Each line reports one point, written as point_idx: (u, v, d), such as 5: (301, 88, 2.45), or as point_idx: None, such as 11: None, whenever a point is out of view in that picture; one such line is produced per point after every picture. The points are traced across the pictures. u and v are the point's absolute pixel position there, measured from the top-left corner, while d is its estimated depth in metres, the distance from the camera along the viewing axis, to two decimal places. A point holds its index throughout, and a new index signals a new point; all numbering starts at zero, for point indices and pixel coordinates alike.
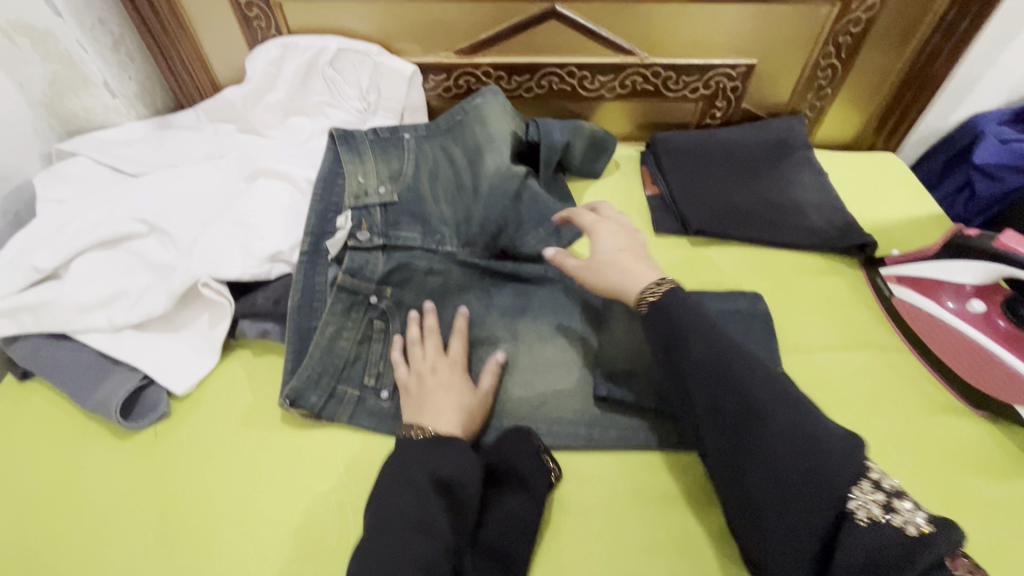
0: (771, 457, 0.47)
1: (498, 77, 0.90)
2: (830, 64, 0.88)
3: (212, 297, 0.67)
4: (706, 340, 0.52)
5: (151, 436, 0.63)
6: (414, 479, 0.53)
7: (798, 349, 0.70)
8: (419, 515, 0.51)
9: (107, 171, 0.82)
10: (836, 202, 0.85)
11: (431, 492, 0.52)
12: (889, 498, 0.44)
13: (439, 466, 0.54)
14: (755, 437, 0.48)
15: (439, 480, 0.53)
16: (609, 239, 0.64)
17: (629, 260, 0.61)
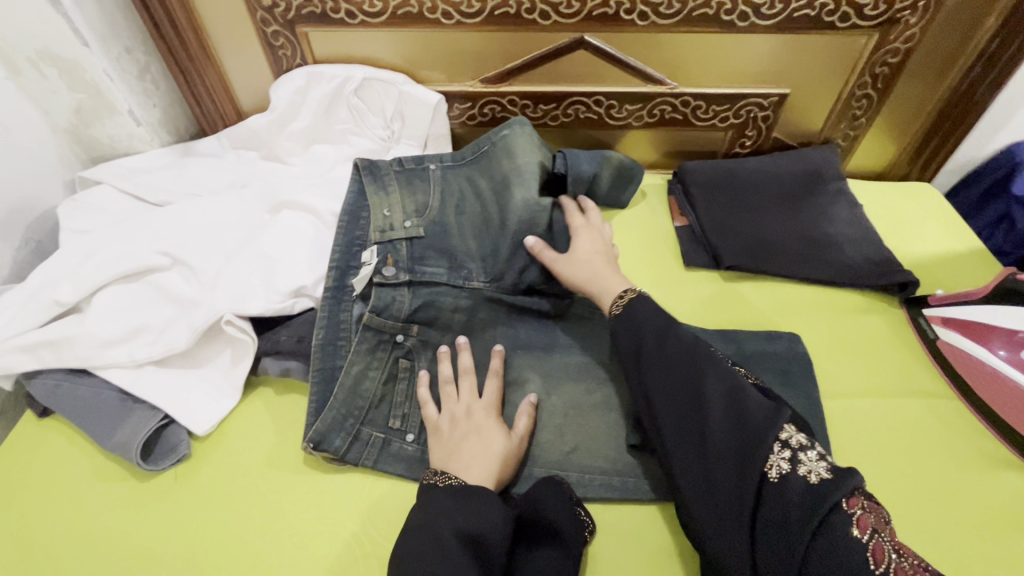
0: (699, 429, 0.50)
1: (524, 105, 0.89)
2: (866, 94, 0.85)
3: (235, 333, 0.66)
4: (655, 331, 0.58)
5: (171, 478, 0.62)
6: (440, 535, 0.51)
7: (841, 394, 0.67)
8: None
9: (130, 200, 0.82)
10: (872, 236, 0.82)
11: (459, 551, 0.50)
12: (796, 452, 0.47)
13: (469, 520, 0.52)
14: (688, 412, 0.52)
15: (469, 535, 0.51)
16: (587, 242, 0.71)
17: (601, 264, 0.69)
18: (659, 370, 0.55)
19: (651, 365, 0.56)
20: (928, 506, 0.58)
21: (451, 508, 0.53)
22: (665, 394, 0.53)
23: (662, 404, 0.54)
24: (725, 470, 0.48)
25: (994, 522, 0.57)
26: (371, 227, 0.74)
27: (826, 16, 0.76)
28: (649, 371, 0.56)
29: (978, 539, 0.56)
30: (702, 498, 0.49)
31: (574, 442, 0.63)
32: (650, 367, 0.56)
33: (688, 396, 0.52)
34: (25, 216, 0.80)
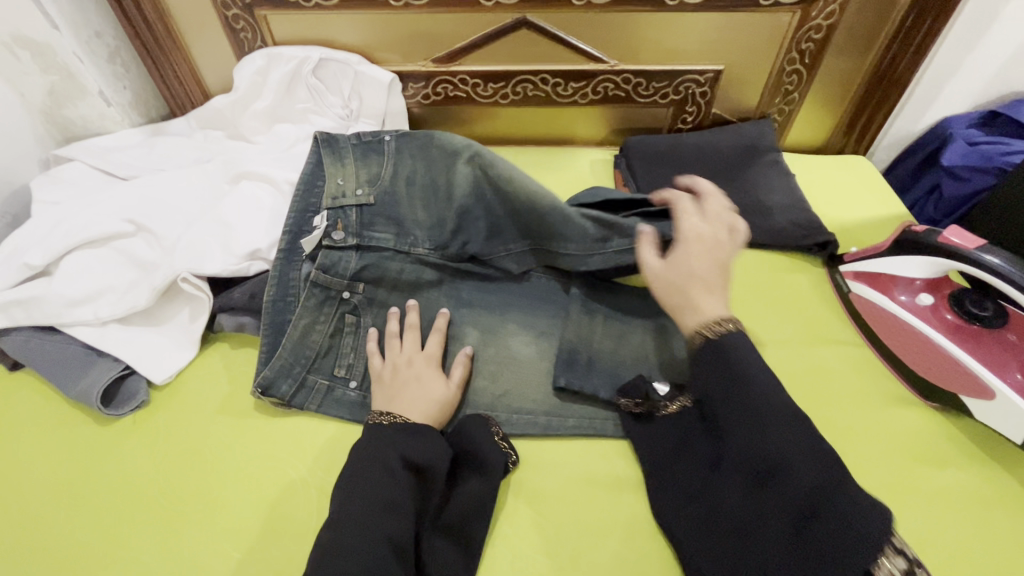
0: (731, 456, 0.52)
1: (475, 84, 0.95)
2: (795, 69, 0.91)
3: (192, 291, 0.71)
4: (750, 381, 0.50)
5: (129, 423, 0.66)
6: (386, 459, 0.55)
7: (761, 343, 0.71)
8: (385, 496, 0.52)
9: (100, 175, 0.86)
10: (801, 202, 0.87)
11: (401, 472, 0.54)
12: (912, 565, 0.42)
13: (410, 449, 0.56)
14: (734, 440, 0.51)
15: (408, 461, 0.56)
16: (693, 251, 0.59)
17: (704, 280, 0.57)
18: (706, 396, 0.55)
19: (692, 391, 0.56)
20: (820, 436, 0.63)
21: (392, 438, 0.57)
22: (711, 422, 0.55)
23: (707, 428, 0.56)
24: (746, 495, 0.50)
25: (890, 453, 0.61)
26: (324, 196, 0.77)
27: None
28: (694, 400, 0.56)
29: (869, 468, 0.60)
30: (726, 515, 0.52)
31: (505, 386, 0.68)
32: (699, 396, 0.55)
33: (741, 430, 0.50)
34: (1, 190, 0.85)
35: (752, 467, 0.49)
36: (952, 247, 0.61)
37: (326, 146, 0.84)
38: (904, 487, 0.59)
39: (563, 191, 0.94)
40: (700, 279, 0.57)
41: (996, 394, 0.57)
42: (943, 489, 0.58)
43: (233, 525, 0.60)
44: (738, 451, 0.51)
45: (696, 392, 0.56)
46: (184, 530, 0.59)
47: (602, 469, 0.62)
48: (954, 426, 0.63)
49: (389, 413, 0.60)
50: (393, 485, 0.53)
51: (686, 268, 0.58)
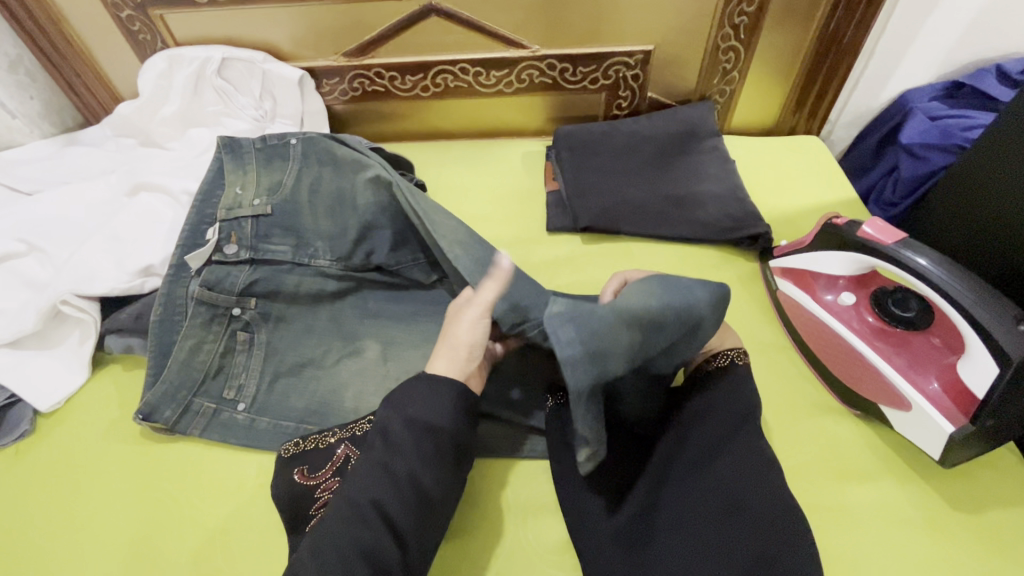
0: (726, 469, 0.51)
1: (391, 77, 0.90)
2: (731, 47, 0.85)
3: (75, 313, 0.69)
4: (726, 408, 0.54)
5: (13, 453, 0.64)
6: (392, 429, 0.50)
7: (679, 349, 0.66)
8: (388, 479, 0.48)
9: (4, 190, 0.83)
10: (737, 191, 0.80)
11: (406, 441, 0.50)
12: None
13: (415, 408, 0.51)
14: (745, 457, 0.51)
15: (416, 425, 0.50)
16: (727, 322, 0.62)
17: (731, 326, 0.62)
18: (736, 410, 0.54)
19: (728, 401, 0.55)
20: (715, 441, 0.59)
21: (414, 396, 0.52)
22: (727, 434, 0.53)
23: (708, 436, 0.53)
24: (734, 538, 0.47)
25: (807, 468, 0.56)
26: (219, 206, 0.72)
27: None
28: (720, 409, 0.54)
29: None
30: (686, 511, 0.50)
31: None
32: (725, 415, 0.54)
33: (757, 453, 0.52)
34: None
35: (745, 480, 0.50)
36: (869, 241, 0.56)
37: (230, 148, 0.77)
38: (820, 509, 0.54)
39: (488, 188, 0.89)
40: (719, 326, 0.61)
41: (912, 406, 0.53)
42: (858, 508, 0.53)
43: (100, 563, 0.56)
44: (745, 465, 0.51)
45: (727, 407, 0.54)
46: (56, 564, 0.57)
47: (494, 492, 0.58)
48: (879, 438, 0.58)
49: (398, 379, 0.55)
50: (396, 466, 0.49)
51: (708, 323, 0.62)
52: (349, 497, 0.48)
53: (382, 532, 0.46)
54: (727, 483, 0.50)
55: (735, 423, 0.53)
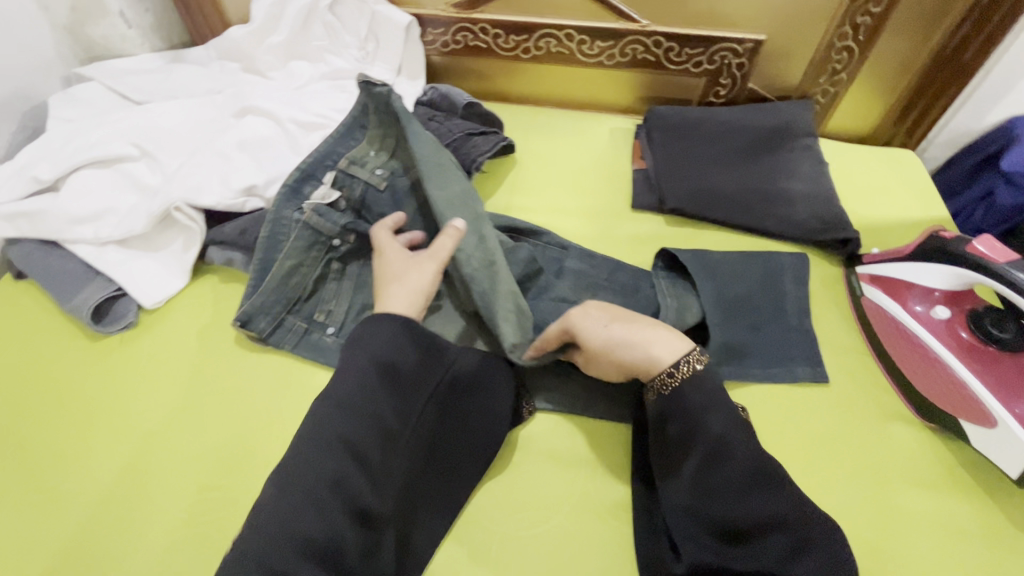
0: (703, 492, 0.48)
1: (496, 34, 0.90)
2: (846, 47, 0.83)
3: (184, 221, 0.72)
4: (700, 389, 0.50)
5: (117, 342, 0.69)
6: (356, 364, 0.54)
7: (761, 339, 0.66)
8: (358, 414, 0.52)
9: (115, 97, 0.87)
10: (829, 194, 0.80)
11: (370, 377, 0.53)
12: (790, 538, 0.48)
13: (376, 348, 0.55)
14: (711, 471, 0.48)
15: (381, 364, 0.54)
16: (590, 325, 0.55)
17: (623, 329, 0.54)
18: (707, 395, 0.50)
19: (681, 417, 0.50)
20: (777, 440, 0.59)
21: (383, 338, 0.56)
22: (693, 454, 0.49)
23: (676, 462, 0.50)
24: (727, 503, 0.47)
25: (873, 471, 0.58)
26: (347, 152, 0.73)
27: None
28: (673, 429, 0.50)
29: (838, 487, 0.57)
30: (683, 548, 0.49)
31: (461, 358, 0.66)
32: (692, 437, 0.49)
33: (729, 467, 0.48)
34: (20, 103, 0.86)
35: (726, 498, 0.47)
36: (982, 259, 0.56)
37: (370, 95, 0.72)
38: (878, 510, 0.55)
39: (574, 159, 0.90)
40: (619, 342, 0.53)
41: (998, 422, 0.54)
42: (920, 514, 0.55)
43: (196, 453, 0.61)
44: (720, 482, 0.48)
45: (687, 420, 0.49)
46: (151, 455, 0.61)
47: (566, 447, 0.60)
48: (949, 452, 0.59)
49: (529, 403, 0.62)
50: (361, 396, 0.52)
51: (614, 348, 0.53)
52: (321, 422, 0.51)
53: (345, 451, 0.50)
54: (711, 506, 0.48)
55: (708, 394, 0.50)
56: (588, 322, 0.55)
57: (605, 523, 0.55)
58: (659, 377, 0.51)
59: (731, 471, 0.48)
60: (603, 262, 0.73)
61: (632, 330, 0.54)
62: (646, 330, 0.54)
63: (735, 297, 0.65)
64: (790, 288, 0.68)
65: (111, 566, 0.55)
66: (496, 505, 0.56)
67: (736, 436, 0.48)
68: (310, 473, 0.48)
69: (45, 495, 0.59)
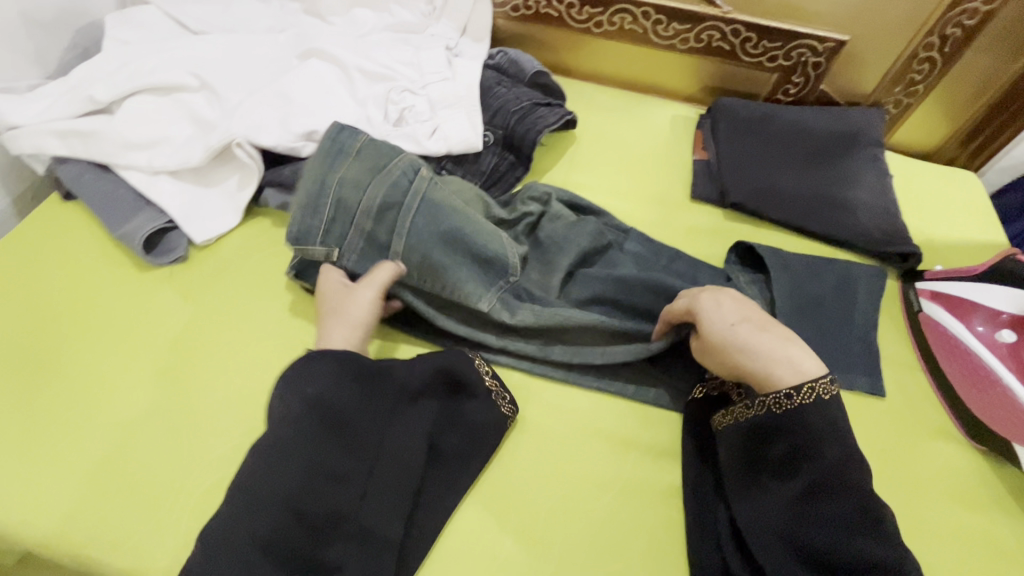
0: (804, 517, 0.48)
1: (570, 4, 0.88)
2: (929, 58, 0.81)
3: (244, 159, 0.70)
4: (824, 417, 0.48)
5: (166, 275, 0.67)
6: (333, 355, 0.54)
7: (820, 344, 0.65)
8: (328, 391, 0.52)
9: (172, 24, 0.84)
10: (891, 206, 0.78)
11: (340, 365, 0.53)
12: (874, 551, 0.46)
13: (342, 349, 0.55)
14: (815, 495, 0.48)
15: (348, 358, 0.54)
16: (718, 311, 0.55)
17: (749, 331, 0.53)
18: (827, 422, 0.48)
19: (792, 436, 0.49)
20: None
21: (317, 377, 0.52)
22: (798, 475, 0.49)
23: (774, 479, 0.50)
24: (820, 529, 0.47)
25: (918, 484, 0.58)
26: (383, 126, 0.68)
27: None
28: (780, 445, 0.50)
29: (882, 495, 0.57)
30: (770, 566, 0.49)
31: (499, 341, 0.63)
32: (800, 457, 0.49)
33: (834, 494, 0.47)
34: (75, 19, 0.83)
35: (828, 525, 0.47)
36: None
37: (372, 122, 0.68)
38: (922, 523, 0.56)
39: (634, 142, 0.88)
40: (744, 339, 0.53)
41: None
42: (963, 532, 0.56)
43: (241, 396, 0.60)
44: (823, 509, 0.47)
45: (799, 439, 0.49)
46: (200, 392, 0.60)
47: (617, 429, 0.59)
48: (994, 475, 0.59)
49: (509, 403, 0.58)
50: (331, 376, 0.53)
51: (736, 345, 0.53)
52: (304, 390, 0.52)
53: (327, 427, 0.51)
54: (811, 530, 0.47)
55: (826, 421, 0.48)
56: (717, 314, 0.55)
57: (652, 508, 0.55)
58: (775, 395, 0.50)
59: (837, 500, 0.47)
60: (663, 250, 0.72)
61: (761, 343, 0.52)
62: (783, 346, 0.51)
63: (795, 298, 0.65)
64: (850, 296, 0.67)
65: (159, 497, 0.54)
66: (537, 465, 0.57)
67: (852, 470, 0.47)
68: (292, 447, 0.50)
69: (90, 419, 0.57)
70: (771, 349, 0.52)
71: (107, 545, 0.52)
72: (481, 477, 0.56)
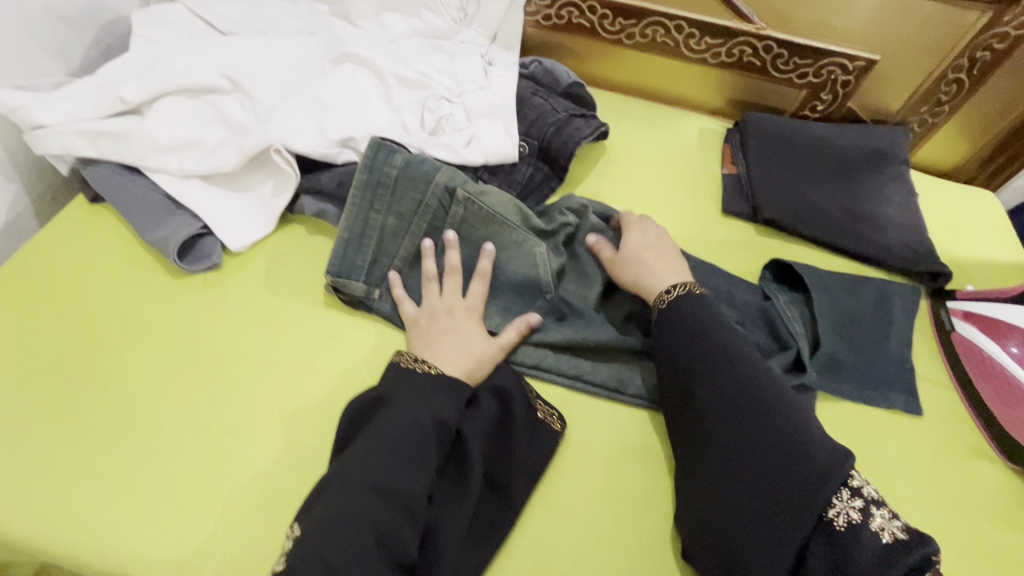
0: (744, 456, 0.50)
1: (603, 15, 0.88)
2: (957, 79, 0.82)
3: (281, 165, 0.68)
4: (714, 343, 0.55)
5: (200, 283, 0.66)
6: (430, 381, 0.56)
7: (858, 361, 0.65)
8: (431, 407, 0.54)
9: (199, 24, 0.82)
10: (919, 224, 0.79)
11: (445, 389, 0.56)
12: (866, 505, 0.46)
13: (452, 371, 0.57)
14: (746, 419, 0.51)
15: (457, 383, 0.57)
16: (639, 234, 0.67)
17: (652, 256, 0.64)
18: (722, 352, 0.55)
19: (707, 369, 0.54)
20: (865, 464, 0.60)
21: (418, 401, 0.54)
22: (727, 408, 0.52)
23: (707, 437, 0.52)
24: (763, 462, 0.49)
25: (957, 502, 0.59)
26: (415, 164, 0.66)
27: None
28: (707, 395, 0.53)
29: (923, 514, 0.58)
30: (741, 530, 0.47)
31: (532, 363, 0.62)
32: (717, 396, 0.53)
33: (759, 411, 0.51)
34: (99, 16, 0.81)
35: (770, 446, 0.49)
36: None
37: (400, 160, 0.66)
38: (963, 541, 0.57)
39: (665, 154, 0.88)
40: (651, 253, 0.64)
41: None
42: (1002, 550, 0.56)
43: (283, 410, 0.59)
44: (755, 428, 0.51)
45: (712, 376, 0.54)
46: (240, 402, 0.59)
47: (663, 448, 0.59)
48: None
49: (557, 421, 0.58)
50: (438, 396, 0.55)
51: (637, 256, 0.64)
52: (412, 400, 0.54)
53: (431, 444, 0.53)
54: (763, 460, 0.49)
55: (717, 347, 0.55)
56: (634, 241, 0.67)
57: None
58: (658, 297, 0.60)
59: (767, 416, 0.51)
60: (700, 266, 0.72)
61: (658, 262, 0.63)
62: (675, 272, 0.62)
63: (831, 317, 0.67)
64: (884, 314, 0.68)
65: (206, 511, 0.53)
66: (582, 482, 0.57)
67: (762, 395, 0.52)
68: (387, 453, 0.51)
69: (132, 430, 0.57)
70: (665, 269, 0.62)
71: (157, 561, 0.51)
72: (534, 500, 0.55)
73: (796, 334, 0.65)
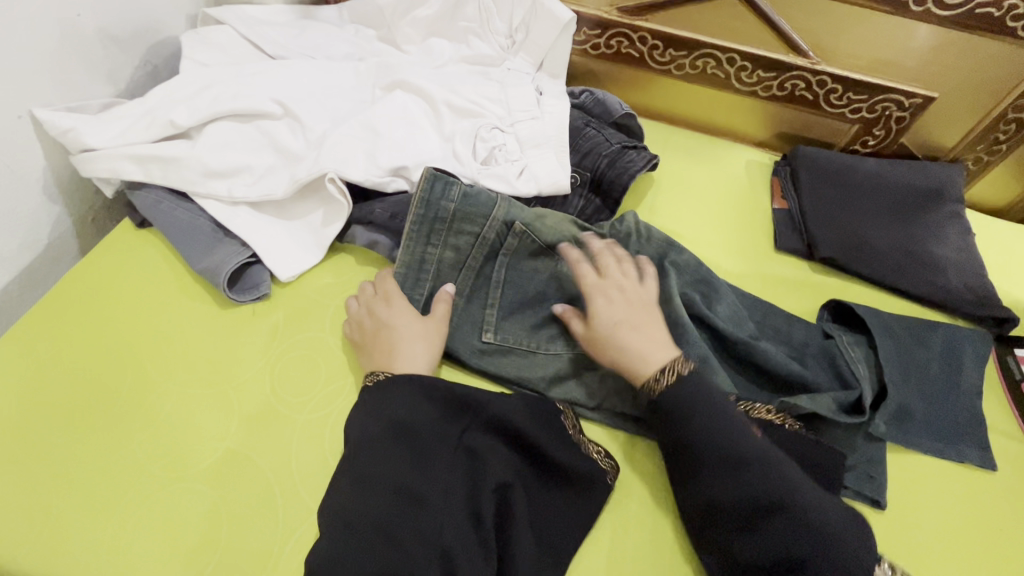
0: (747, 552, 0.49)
1: (653, 46, 0.87)
2: (1017, 119, 0.80)
3: (334, 194, 0.67)
4: (700, 424, 0.52)
5: (248, 313, 0.64)
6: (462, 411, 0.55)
7: (930, 414, 0.63)
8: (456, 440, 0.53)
9: (247, 46, 0.81)
10: (980, 266, 0.77)
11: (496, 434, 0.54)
12: None
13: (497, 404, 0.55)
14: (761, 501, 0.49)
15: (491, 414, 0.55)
16: (609, 307, 0.59)
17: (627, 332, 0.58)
18: (707, 435, 0.52)
19: (708, 448, 0.51)
20: (943, 527, 0.57)
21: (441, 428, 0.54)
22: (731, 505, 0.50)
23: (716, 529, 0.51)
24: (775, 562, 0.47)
25: None
26: (471, 200, 0.64)
27: (1009, 19, 0.72)
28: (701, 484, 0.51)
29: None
30: None
31: (514, 373, 0.62)
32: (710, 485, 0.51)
33: (768, 504, 0.49)
34: (147, 36, 0.80)
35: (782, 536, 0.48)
36: None
37: (456, 195, 0.64)
38: None
39: (715, 186, 0.86)
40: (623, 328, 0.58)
41: None
42: None
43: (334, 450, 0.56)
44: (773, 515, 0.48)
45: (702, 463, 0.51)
46: (290, 444, 0.56)
47: None
48: None
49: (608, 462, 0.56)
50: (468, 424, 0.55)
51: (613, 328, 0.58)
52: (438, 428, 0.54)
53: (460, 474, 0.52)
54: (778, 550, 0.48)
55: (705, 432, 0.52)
56: (623, 284, 0.62)
57: None
58: (649, 380, 0.55)
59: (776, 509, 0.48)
60: (756, 305, 0.70)
61: (636, 338, 0.57)
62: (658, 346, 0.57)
63: (899, 365, 0.64)
64: (949, 364, 0.66)
65: (260, 561, 0.51)
66: (639, 530, 0.55)
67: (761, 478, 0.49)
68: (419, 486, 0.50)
69: (181, 474, 0.55)
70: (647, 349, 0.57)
71: None
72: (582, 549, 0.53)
73: (865, 377, 0.62)
